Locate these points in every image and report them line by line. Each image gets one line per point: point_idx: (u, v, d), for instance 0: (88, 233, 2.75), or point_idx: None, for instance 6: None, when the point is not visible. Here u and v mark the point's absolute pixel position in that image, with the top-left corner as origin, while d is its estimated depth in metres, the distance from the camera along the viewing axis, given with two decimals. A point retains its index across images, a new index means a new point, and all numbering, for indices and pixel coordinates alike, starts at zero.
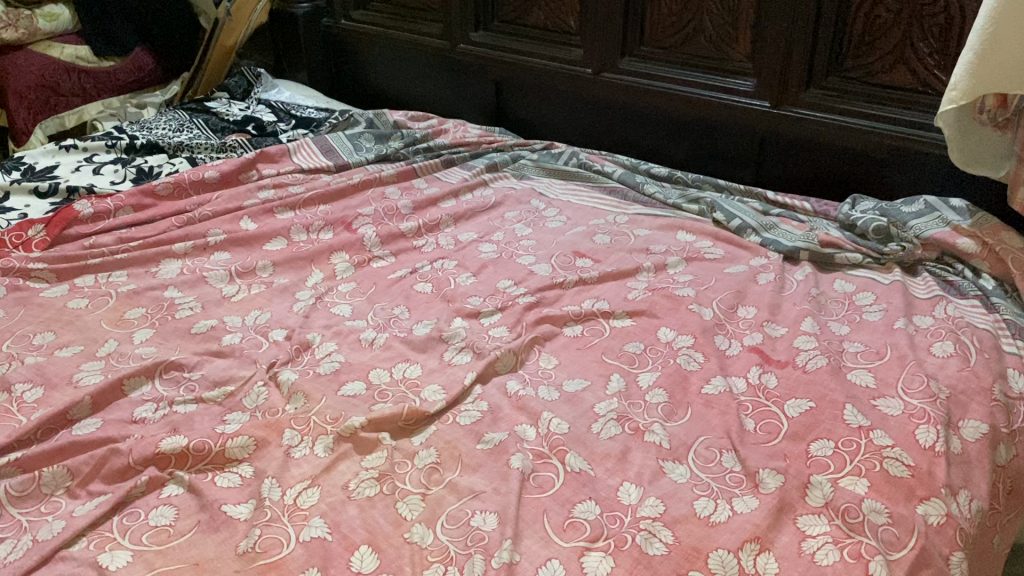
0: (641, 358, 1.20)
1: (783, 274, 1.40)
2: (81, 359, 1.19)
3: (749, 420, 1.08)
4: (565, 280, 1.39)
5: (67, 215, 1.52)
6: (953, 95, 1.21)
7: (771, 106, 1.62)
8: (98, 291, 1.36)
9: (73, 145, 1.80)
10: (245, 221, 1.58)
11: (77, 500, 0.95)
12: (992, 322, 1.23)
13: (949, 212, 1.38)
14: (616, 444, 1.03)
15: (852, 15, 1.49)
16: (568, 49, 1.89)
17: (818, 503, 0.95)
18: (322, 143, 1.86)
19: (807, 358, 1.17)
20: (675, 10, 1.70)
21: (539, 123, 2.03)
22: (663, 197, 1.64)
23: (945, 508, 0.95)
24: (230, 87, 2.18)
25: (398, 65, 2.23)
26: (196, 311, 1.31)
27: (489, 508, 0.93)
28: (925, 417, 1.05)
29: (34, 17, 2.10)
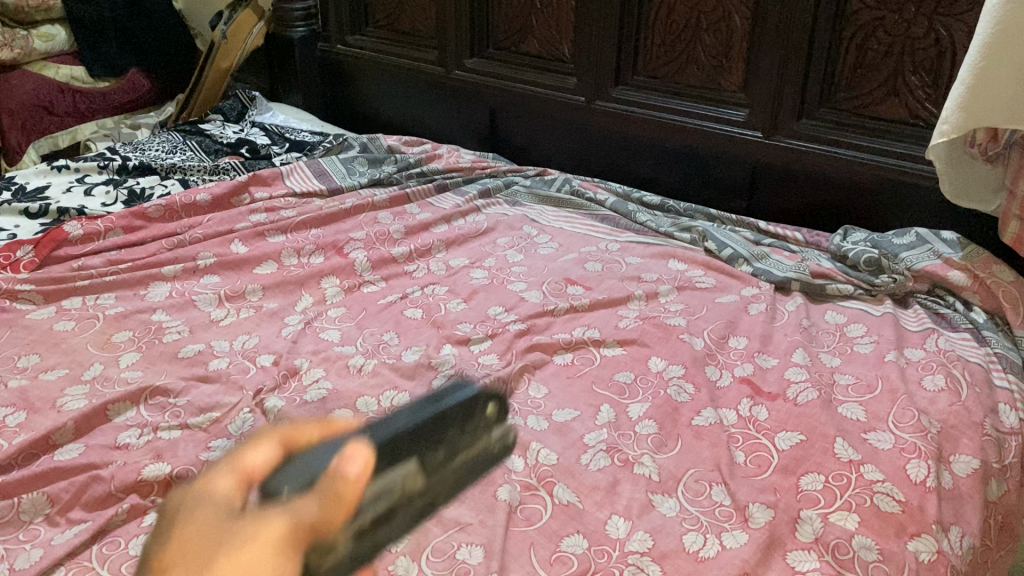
0: (631, 389, 1.19)
1: (774, 304, 1.39)
2: (65, 383, 1.18)
3: (738, 452, 1.07)
4: (556, 307, 1.38)
5: (56, 236, 1.51)
6: (945, 129, 1.22)
7: (763, 136, 1.63)
8: (85, 314, 1.35)
9: (64, 166, 1.79)
10: (235, 244, 1.58)
11: (56, 528, 0.94)
12: (983, 356, 1.23)
13: (940, 244, 1.39)
14: (605, 476, 1.02)
15: (844, 47, 1.49)
16: (561, 77, 1.89)
17: (808, 538, 0.94)
18: (315, 168, 1.86)
19: (798, 391, 1.16)
20: (669, 40, 1.71)
21: (532, 149, 2.03)
22: (655, 226, 1.64)
23: (936, 544, 0.94)
24: (224, 110, 2.19)
25: (393, 90, 2.24)
26: (183, 335, 1.30)
27: (475, 541, 0.92)
28: (916, 452, 1.05)
29: (29, 37, 2.10)
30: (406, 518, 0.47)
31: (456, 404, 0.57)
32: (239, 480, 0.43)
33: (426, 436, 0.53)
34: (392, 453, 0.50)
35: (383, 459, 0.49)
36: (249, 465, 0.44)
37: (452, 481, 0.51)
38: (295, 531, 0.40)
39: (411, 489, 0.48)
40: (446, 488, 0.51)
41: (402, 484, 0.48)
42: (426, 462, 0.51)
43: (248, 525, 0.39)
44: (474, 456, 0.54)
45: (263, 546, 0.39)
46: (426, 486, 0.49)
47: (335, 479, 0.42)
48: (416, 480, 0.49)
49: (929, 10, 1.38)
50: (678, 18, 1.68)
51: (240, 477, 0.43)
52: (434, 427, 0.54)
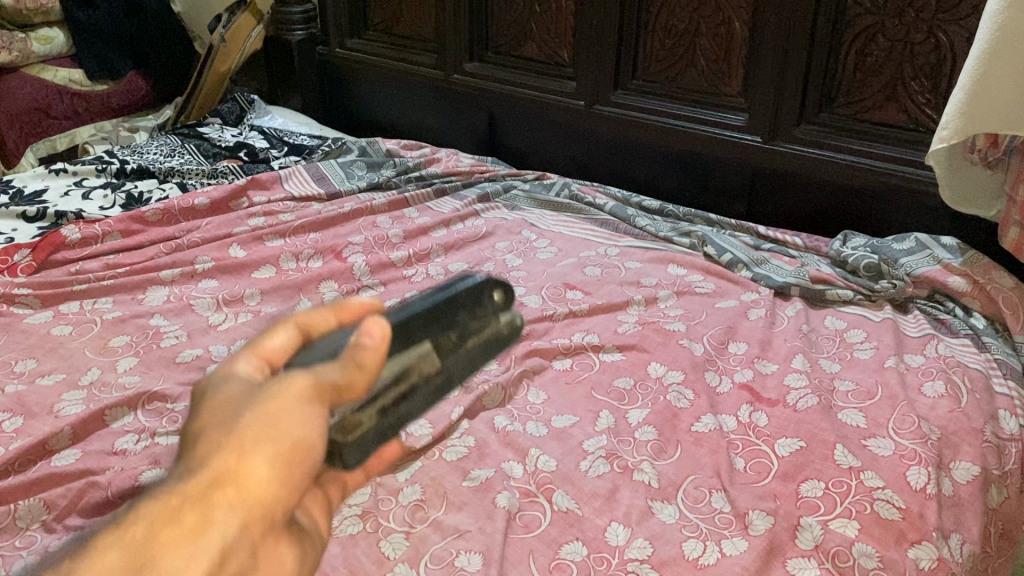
0: (631, 395, 1.18)
1: (774, 309, 1.39)
2: (62, 389, 1.18)
3: (738, 459, 1.07)
4: (555, 312, 1.38)
5: (53, 240, 1.50)
6: (944, 135, 1.22)
7: (763, 141, 1.63)
8: (83, 318, 1.35)
9: (62, 169, 1.79)
10: (233, 249, 1.57)
11: (52, 534, 0.93)
12: (983, 362, 1.23)
13: (940, 249, 1.38)
14: (604, 483, 1.01)
15: (843, 52, 1.49)
16: (561, 81, 1.89)
17: (808, 546, 0.93)
18: (313, 172, 1.86)
19: (798, 397, 1.16)
20: (669, 44, 1.71)
21: (531, 154, 2.03)
22: (654, 230, 1.64)
23: (936, 552, 0.94)
24: (223, 113, 2.19)
25: (392, 94, 2.23)
26: (181, 340, 1.30)
27: (474, 548, 0.91)
28: (916, 458, 1.04)
29: (28, 40, 2.08)
30: (423, 394, 0.53)
31: (466, 289, 0.58)
32: (267, 356, 0.50)
33: (438, 318, 0.56)
34: (406, 334, 0.53)
35: (399, 340, 0.53)
36: (272, 346, 0.50)
37: (462, 360, 0.55)
38: (319, 393, 0.47)
39: (426, 369, 0.53)
40: (460, 366, 0.55)
41: (420, 365, 0.53)
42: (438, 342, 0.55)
43: (282, 386, 0.47)
44: (481, 337, 0.57)
45: (292, 397, 0.46)
46: (440, 365, 0.54)
47: (357, 351, 0.48)
48: (431, 359, 0.54)
49: (928, 15, 1.38)
50: (677, 22, 1.68)
51: (270, 353, 0.50)
52: (445, 309, 0.56)
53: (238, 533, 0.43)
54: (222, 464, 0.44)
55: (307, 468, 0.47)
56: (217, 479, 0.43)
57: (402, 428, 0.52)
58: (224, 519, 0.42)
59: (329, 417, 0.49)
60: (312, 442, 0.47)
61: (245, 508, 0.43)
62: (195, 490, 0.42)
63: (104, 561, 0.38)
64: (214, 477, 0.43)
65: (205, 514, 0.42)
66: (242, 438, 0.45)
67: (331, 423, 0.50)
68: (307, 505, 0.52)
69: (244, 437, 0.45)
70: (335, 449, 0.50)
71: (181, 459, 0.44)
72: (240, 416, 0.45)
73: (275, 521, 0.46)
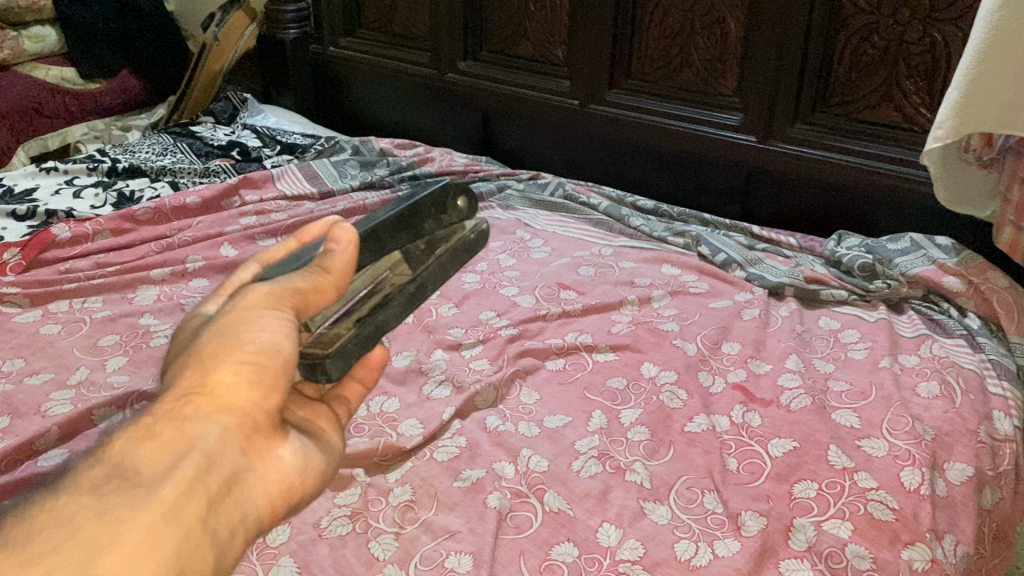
0: (624, 395, 1.18)
1: (768, 309, 1.39)
2: (50, 388, 1.17)
3: (731, 460, 1.06)
4: (548, 312, 1.37)
5: (43, 239, 1.49)
6: (939, 134, 1.22)
7: (758, 141, 1.62)
8: (72, 317, 1.33)
9: (53, 168, 1.78)
10: (225, 248, 1.56)
11: None
12: (978, 363, 1.23)
13: (935, 249, 1.38)
14: (596, 484, 1.01)
15: (838, 52, 1.49)
16: (556, 80, 1.88)
17: (801, 547, 0.93)
18: (306, 171, 1.85)
19: (791, 398, 1.15)
20: (663, 44, 1.70)
21: (525, 153, 2.02)
22: (648, 230, 1.63)
23: (930, 553, 0.93)
24: (216, 112, 2.17)
25: (386, 93, 2.22)
26: (171, 340, 1.29)
27: (465, 549, 0.90)
28: (910, 459, 1.04)
29: (20, 38, 2.10)
30: (400, 300, 0.63)
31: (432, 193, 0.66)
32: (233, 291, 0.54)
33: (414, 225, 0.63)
34: (381, 243, 0.61)
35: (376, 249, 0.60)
36: (238, 280, 0.56)
37: (432, 267, 0.65)
38: (280, 301, 0.52)
39: (395, 277, 0.63)
40: (431, 271, 0.65)
41: (391, 277, 0.63)
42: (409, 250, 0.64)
43: (241, 301, 0.51)
44: (446, 246, 0.67)
45: (247, 310, 0.51)
46: (410, 273, 0.64)
47: (324, 256, 0.54)
48: (401, 267, 0.64)
49: (923, 15, 1.37)
50: (672, 22, 1.67)
51: (234, 289, 0.55)
52: (414, 216, 0.64)
53: (218, 435, 0.47)
54: (187, 381, 0.48)
55: (282, 372, 0.51)
56: (184, 395, 0.47)
57: (382, 334, 0.62)
58: (198, 426, 0.47)
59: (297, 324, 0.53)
60: (282, 347, 0.51)
61: (220, 413, 0.48)
62: (166, 408, 0.47)
63: (85, 475, 0.42)
64: (182, 394, 0.47)
65: (178, 425, 0.46)
66: (204, 354, 0.49)
67: (309, 339, 0.58)
68: (312, 418, 0.58)
69: (203, 353, 0.49)
70: (318, 361, 0.57)
71: (159, 390, 0.49)
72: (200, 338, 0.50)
73: (261, 426, 0.50)
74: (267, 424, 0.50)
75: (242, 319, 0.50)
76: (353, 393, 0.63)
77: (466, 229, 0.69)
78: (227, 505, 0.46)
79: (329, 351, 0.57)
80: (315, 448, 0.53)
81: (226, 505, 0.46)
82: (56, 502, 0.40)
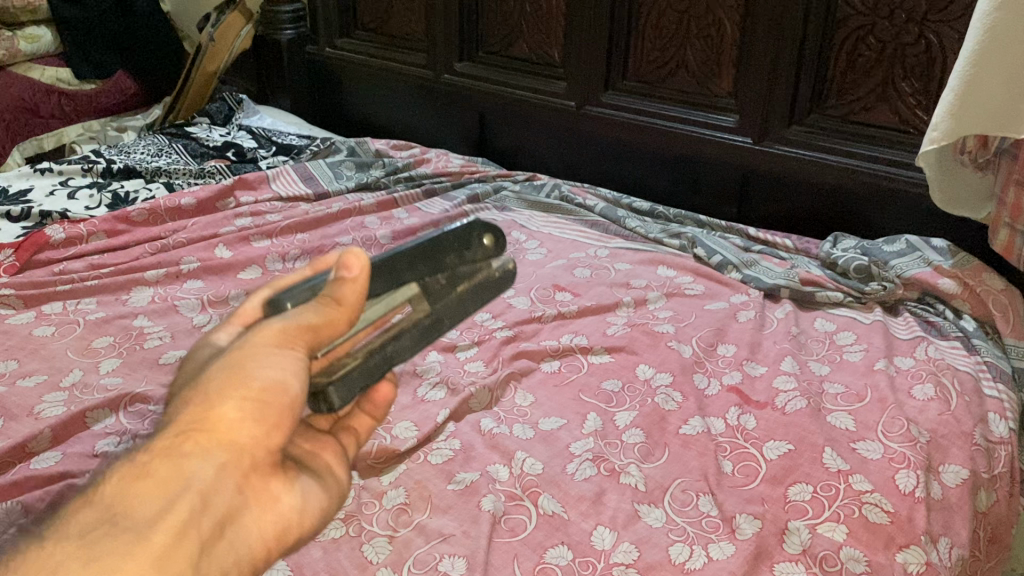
0: (619, 397, 1.17)
1: (763, 311, 1.38)
2: (43, 391, 1.16)
3: (726, 462, 1.06)
4: (543, 313, 1.37)
5: (37, 240, 1.49)
6: (934, 136, 1.22)
7: (753, 142, 1.62)
8: (65, 319, 1.33)
9: (48, 169, 1.78)
10: (220, 249, 1.56)
11: None
12: (973, 365, 1.22)
13: (930, 252, 1.38)
14: (590, 486, 1.00)
15: (834, 54, 1.49)
16: (552, 82, 1.88)
17: (795, 550, 0.93)
18: (301, 171, 1.84)
19: (786, 400, 1.15)
20: (659, 45, 1.70)
21: (521, 154, 2.02)
22: (644, 231, 1.63)
23: (924, 556, 0.93)
24: (211, 112, 2.16)
25: (382, 93, 2.22)
26: (165, 341, 1.28)
27: (458, 553, 0.90)
28: (905, 462, 1.03)
29: (15, 39, 2.07)
30: (412, 335, 0.57)
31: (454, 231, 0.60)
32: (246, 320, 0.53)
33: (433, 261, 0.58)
34: (395, 272, 0.56)
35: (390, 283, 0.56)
36: (249, 309, 0.53)
37: (451, 304, 0.59)
38: (289, 335, 0.50)
39: (413, 314, 0.58)
40: (449, 309, 0.58)
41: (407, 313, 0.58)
42: (426, 284, 0.58)
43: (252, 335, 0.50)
44: (471, 283, 0.60)
45: (257, 345, 0.49)
46: (428, 308, 0.58)
47: (334, 287, 0.51)
48: (420, 303, 0.58)
49: (918, 17, 1.37)
50: (668, 23, 1.67)
51: (249, 317, 0.53)
52: (435, 250, 0.58)
53: (216, 474, 0.46)
54: (190, 416, 0.47)
55: (286, 411, 0.49)
56: (185, 431, 0.46)
57: (391, 367, 0.56)
58: (196, 464, 0.45)
59: (308, 359, 0.52)
60: (288, 384, 0.49)
61: (219, 451, 0.46)
62: (165, 444, 0.46)
63: (75, 520, 0.41)
64: (184, 429, 0.46)
65: (177, 463, 0.45)
66: (207, 389, 0.48)
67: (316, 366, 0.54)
68: (317, 451, 0.56)
69: (208, 388, 0.48)
70: (321, 389, 0.54)
71: (160, 423, 0.48)
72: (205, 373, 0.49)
73: (260, 465, 0.48)
74: (265, 462, 0.49)
75: (250, 354, 0.49)
76: (361, 424, 0.61)
77: (492, 266, 0.62)
78: (220, 547, 0.45)
79: (333, 377, 0.54)
80: (316, 489, 0.52)
81: (219, 547, 0.45)
82: (42, 551, 0.39)
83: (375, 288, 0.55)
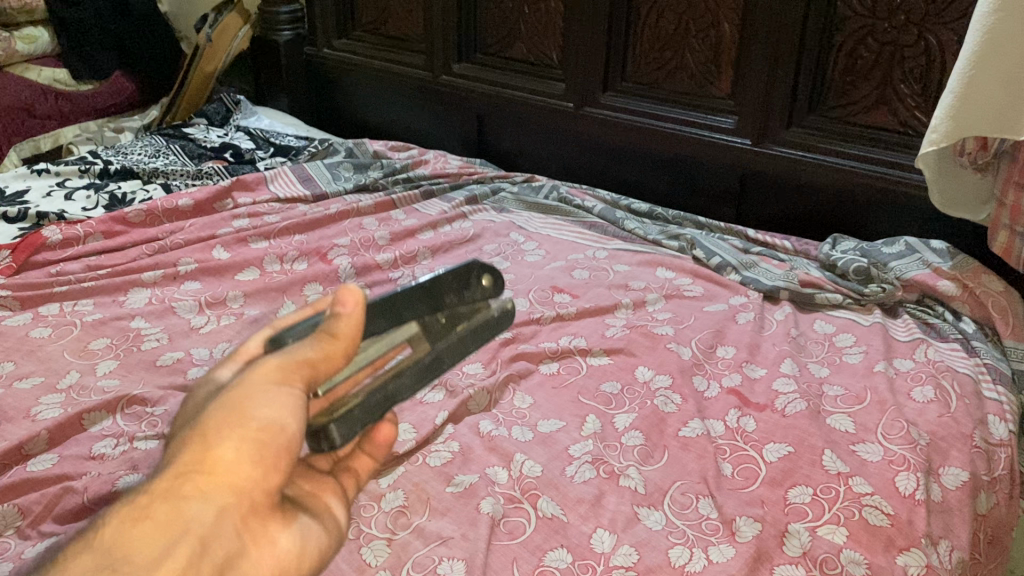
0: (618, 399, 1.17)
1: (762, 313, 1.38)
2: (40, 392, 1.16)
3: (726, 464, 1.06)
4: (542, 315, 1.36)
5: (34, 241, 1.48)
6: (934, 138, 1.22)
7: (752, 144, 1.62)
8: (62, 320, 1.32)
9: (45, 169, 1.77)
10: (217, 250, 1.55)
11: (27, 541, 0.91)
12: (973, 367, 1.22)
13: (929, 253, 1.38)
14: (590, 489, 1.00)
15: (834, 55, 1.49)
16: (550, 83, 1.88)
17: (795, 553, 0.92)
18: (299, 173, 1.84)
19: (786, 402, 1.15)
20: (658, 47, 1.70)
21: (520, 156, 2.02)
22: (643, 233, 1.63)
23: (924, 559, 0.93)
24: (208, 113, 2.16)
25: (380, 95, 2.22)
26: (162, 343, 1.28)
27: (457, 556, 0.89)
28: (905, 464, 1.03)
29: (13, 40, 2.07)
30: (412, 373, 0.57)
31: (452, 271, 0.60)
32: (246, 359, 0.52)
33: (432, 298, 0.58)
34: (396, 311, 0.56)
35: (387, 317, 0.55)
36: (250, 347, 0.53)
37: (452, 343, 0.58)
38: (288, 373, 0.49)
39: (413, 353, 0.57)
40: (450, 348, 0.58)
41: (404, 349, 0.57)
42: (427, 323, 0.58)
43: (250, 374, 0.49)
44: (470, 323, 0.60)
45: (255, 382, 0.48)
46: (428, 348, 0.58)
47: (332, 321, 0.50)
48: (419, 342, 0.58)
49: (918, 18, 1.37)
50: (667, 24, 1.67)
51: (249, 354, 0.53)
52: (435, 288, 0.58)
53: (214, 517, 0.45)
54: (188, 458, 0.46)
55: (286, 451, 0.48)
56: (184, 473, 0.46)
57: (392, 405, 0.56)
58: (194, 508, 0.45)
59: (308, 396, 0.50)
60: (287, 424, 0.48)
61: (217, 493, 0.45)
62: (164, 486, 0.45)
63: None
64: (183, 471, 0.46)
65: (176, 505, 0.44)
66: (206, 429, 0.47)
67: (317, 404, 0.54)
68: (319, 491, 0.55)
69: (207, 428, 0.47)
70: (322, 426, 0.53)
71: (160, 462, 0.47)
72: (204, 411, 0.48)
73: (260, 508, 0.47)
74: (265, 505, 0.48)
75: (249, 393, 0.48)
76: (362, 465, 0.60)
77: (492, 306, 0.62)
78: None
79: (333, 416, 0.53)
80: (318, 531, 0.51)
81: None
82: None
83: (378, 326, 0.55)
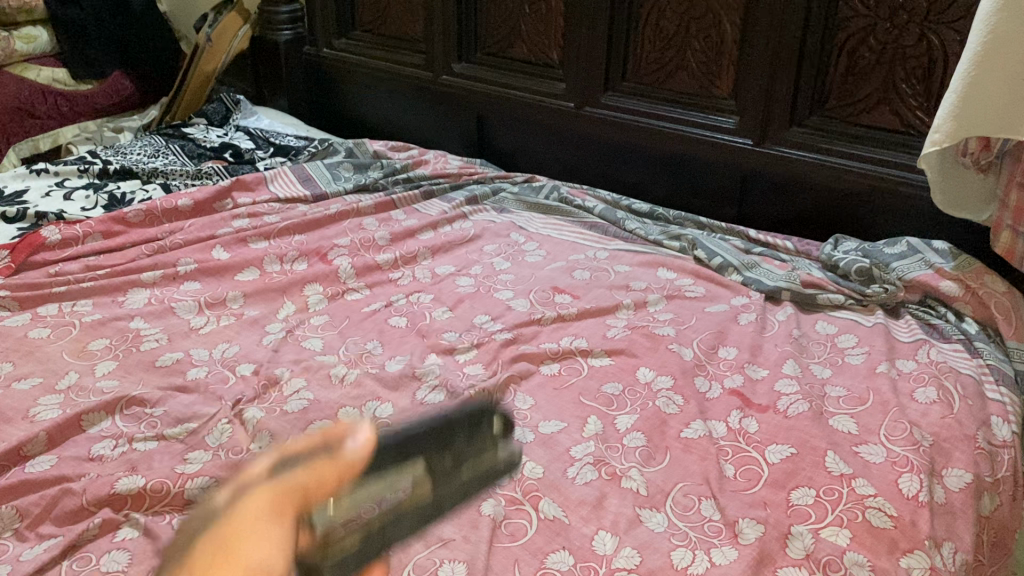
0: (619, 400, 1.17)
1: (764, 313, 1.38)
2: (38, 393, 1.15)
3: (728, 466, 1.05)
4: (543, 316, 1.36)
5: (33, 241, 1.48)
6: (936, 139, 1.21)
7: (753, 144, 1.61)
8: (61, 321, 1.32)
9: (44, 169, 1.76)
10: (217, 250, 1.55)
11: (25, 543, 0.91)
12: (976, 368, 1.22)
13: (932, 254, 1.37)
14: (591, 491, 0.99)
15: (835, 55, 1.49)
16: (551, 83, 1.87)
17: (799, 555, 0.92)
18: (299, 173, 1.83)
19: (788, 403, 1.15)
20: (659, 47, 1.70)
21: (520, 156, 2.01)
22: (644, 233, 1.62)
23: (928, 561, 0.92)
24: (207, 113, 2.15)
25: (380, 95, 2.21)
26: (161, 344, 1.27)
27: (458, 558, 0.89)
28: (908, 466, 1.03)
29: (12, 39, 2.09)
30: (410, 519, 0.59)
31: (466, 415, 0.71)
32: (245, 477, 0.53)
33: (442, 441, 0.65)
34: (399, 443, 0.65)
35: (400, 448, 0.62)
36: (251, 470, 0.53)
37: (453, 489, 0.63)
38: (279, 505, 0.51)
39: (417, 490, 0.61)
40: (452, 491, 0.63)
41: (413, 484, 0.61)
42: (435, 466, 0.63)
43: (243, 506, 0.51)
44: (473, 469, 0.66)
45: (240, 520, 0.50)
46: (431, 488, 0.62)
47: (327, 450, 0.54)
48: (424, 484, 0.62)
49: (920, 18, 1.37)
50: (668, 24, 1.67)
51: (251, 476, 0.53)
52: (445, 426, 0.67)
53: None
54: None
55: None
56: None
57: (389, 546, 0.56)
58: None
59: (297, 534, 0.52)
60: (271, 564, 0.50)
61: None
62: None
63: None
64: None
65: None
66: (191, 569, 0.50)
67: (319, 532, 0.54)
68: None
69: (193, 565, 0.50)
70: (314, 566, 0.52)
71: None
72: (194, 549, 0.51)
73: None
74: None
75: (242, 526, 0.50)
76: None
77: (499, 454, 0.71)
78: None
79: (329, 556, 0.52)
80: None
81: None
82: None
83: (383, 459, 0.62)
